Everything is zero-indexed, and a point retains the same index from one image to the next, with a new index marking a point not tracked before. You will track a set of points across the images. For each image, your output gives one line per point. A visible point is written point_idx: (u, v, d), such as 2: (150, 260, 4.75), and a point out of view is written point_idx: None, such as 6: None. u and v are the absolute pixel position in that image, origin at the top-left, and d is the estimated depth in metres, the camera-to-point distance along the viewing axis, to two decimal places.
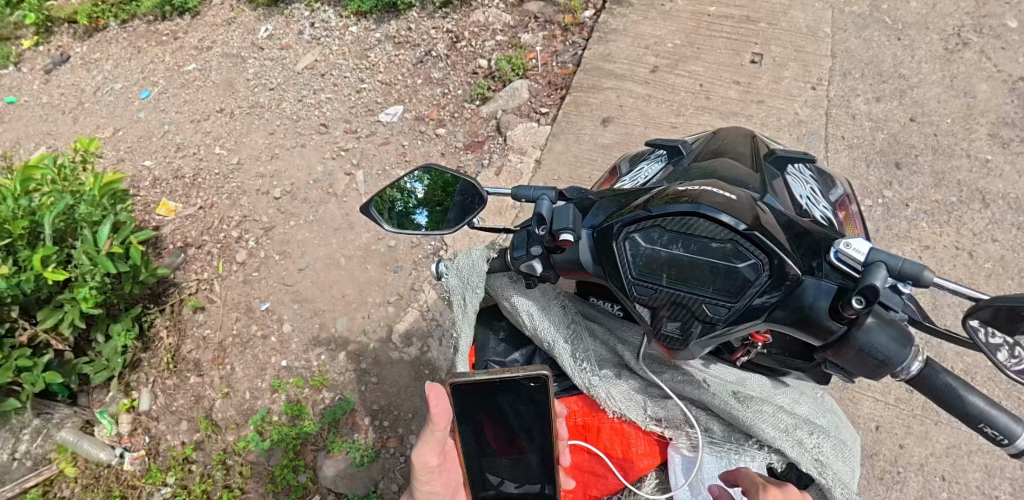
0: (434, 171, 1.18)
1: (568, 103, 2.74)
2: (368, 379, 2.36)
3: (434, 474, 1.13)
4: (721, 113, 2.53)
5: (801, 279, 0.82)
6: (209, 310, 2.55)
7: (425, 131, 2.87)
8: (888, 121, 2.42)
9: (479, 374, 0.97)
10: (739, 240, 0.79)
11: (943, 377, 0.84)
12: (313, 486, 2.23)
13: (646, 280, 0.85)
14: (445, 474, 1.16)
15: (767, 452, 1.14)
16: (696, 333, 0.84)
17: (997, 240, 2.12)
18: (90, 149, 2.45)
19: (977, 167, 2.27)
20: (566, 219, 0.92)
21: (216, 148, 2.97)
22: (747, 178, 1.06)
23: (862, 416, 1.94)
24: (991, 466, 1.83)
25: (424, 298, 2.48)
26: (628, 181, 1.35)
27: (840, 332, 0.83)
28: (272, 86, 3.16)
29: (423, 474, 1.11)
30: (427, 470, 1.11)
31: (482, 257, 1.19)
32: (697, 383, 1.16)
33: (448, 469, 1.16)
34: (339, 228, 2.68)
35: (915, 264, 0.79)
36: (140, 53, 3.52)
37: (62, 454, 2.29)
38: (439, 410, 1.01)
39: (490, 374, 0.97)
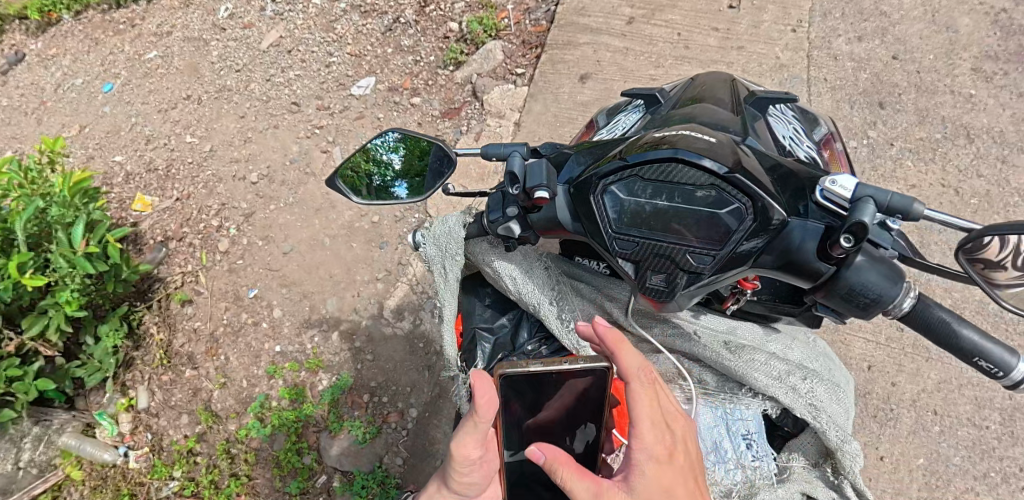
0: (409, 138, 1.13)
1: (544, 62, 2.66)
2: (364, 357, 2.35)
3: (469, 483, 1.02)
4: (701, 62, 2.47)
5: (787, 221, 0.80)
6: (197, 302, 2.51)
7: (400, 102, 2.78)
8: (870, 60, 2.37)
9: (533, 363, 0.97)
10: (720, 184, 0.78)
11: (936, 312, 0.83)
12: (319, 467, 2.24)
13: (627, 234, 0.82)
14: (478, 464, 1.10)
15: (762, 400, 1.13)
16: (682, 284, 0.81)
17: (982, 176, 2.11)
18: (57, 149, 2.32)
19: (961, 102, 2.23)
20: (540, 176, 0.88)
21: (187, 137, 2.83)
22: (728, 122, 1.02)
23: (855, 357, 1.96)
24: (981, 398, 1.86)
25: (412, 272, 2.45)
26: (606, 133, 1.32)
27: (828, 273, 0.81)
28: (239, 67, 2.96)
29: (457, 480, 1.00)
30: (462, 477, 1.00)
31: (459, 223, 1.16)
32: (687, 336, 1.15)
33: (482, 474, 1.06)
34: (321, 208, 2.61)
35: (904, 197, 0.77)
36: (99, 44, 3.19)
37: (67, 459, 2.28)
38: (485, 396, 0.90)
39: (545, 363, 0.96)
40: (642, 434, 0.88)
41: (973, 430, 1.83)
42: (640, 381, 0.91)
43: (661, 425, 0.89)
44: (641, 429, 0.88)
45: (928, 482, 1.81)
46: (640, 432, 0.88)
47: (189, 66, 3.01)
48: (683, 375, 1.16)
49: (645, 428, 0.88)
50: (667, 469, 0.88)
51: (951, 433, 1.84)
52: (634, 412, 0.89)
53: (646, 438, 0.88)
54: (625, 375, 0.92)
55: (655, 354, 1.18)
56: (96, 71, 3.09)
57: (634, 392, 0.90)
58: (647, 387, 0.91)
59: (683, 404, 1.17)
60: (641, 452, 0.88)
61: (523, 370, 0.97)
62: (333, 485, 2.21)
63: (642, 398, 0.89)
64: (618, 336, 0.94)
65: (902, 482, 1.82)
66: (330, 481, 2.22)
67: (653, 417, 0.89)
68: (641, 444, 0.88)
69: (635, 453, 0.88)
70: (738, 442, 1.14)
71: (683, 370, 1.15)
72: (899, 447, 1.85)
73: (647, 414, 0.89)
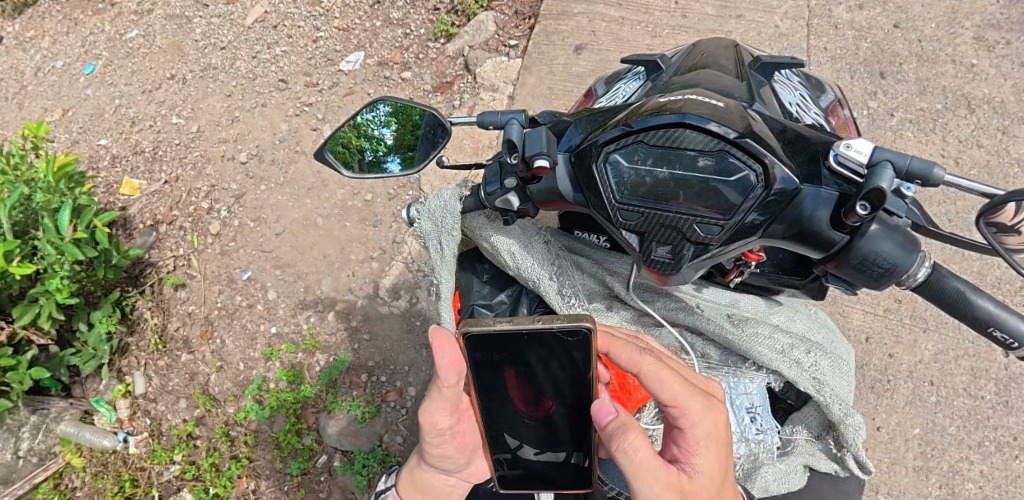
0: (402, 111, 1.08)
1: (538, 33, 2.58)
2: (361, 336, 2.33)
3: (446, 435, 1.11)
4: (699, 32, 2.40)
5: (799, 187, 0.77)
6: (190, 286, 2.47)
7: (390, 77, 2.71)
8: (871, 28, 2.31)
9: (500, 322, 0.88)
10: (729, 150, 0.75)
11: (951, 282, 0.82)
12: (319, 447, 2.23)
13: (631, 204, 0.79)
14: (459, 437, 1.14)
15: (766, 373, 1.12)
16: (688, 256, 0.78)
17: (982, 146, 2.08)
18: (40, 134, 2.23)
19: (962, 72, 2.18)
20: (539, 143, 0.84)
21: (173, 118, 2.75)
22: (732, 89, 0.98)
23: (853, 328, 1.95)
24: (977, 368, 1.85)
25: (407, 250, 2.41)
26: (605, 101, 1.28)
27: (841, 243, 0.79)
28: (223, 44, 2.87)
29: (434, 435, 1.09)
30: (438, 432, 1.09)
31: (455, 196, 1.11)
32: (691, 310, 1.13)
33: (461, 431, 1.14)
34: (312, 187, 2.55)
35: (924, 163, 0.74)
36: (78, 25, 3.07)
37: (66, 446, 2.27)
38: (449, 359, 0.94)
39: (513, 323, 0.88)
40: (688, 409, 0.93)
41: (969, 400, 1.83)
42: (654, 364, 0.95)
43: (699, 395, 0.95)
44: (683, 405, 0.94)
45: (924, 451, 1.82)
46: (684, 408, 0.93)
47: (172, 45, 2.91)
48: (686, 349, 1.14)
49: (687, 401, 0.94)
50: (720, 432, 0.94)
51: (947, 403, 1.84)
52: (667, 392, 0.94)
53: (693, 410, 0.94)
54: (637, 369, 0.96)
55: (658, 329, 1.16)
56: (76, 52, 2.99)
57: (658, 376, 0.94)
58: (665, 366, 0.95)
59: None
60: (694, 427, 0.93)
61: (489, 329, 0.88)
62: (333, 464, 2.21)
63: (667, 375, 0.94)
64: (606, 335, 0.99)
65: (898, 452, 1.83)
66: (330, 461, 2.21)
67: (687, 388, 0.94)
68: (692, 418, 0.93)
69: (689, 431, 0.93)
70: (743, 416, 1.11)
71: (686, 344, 1.14)
72: (896, 416, 1.86)
73: (682, 389, 0.94)
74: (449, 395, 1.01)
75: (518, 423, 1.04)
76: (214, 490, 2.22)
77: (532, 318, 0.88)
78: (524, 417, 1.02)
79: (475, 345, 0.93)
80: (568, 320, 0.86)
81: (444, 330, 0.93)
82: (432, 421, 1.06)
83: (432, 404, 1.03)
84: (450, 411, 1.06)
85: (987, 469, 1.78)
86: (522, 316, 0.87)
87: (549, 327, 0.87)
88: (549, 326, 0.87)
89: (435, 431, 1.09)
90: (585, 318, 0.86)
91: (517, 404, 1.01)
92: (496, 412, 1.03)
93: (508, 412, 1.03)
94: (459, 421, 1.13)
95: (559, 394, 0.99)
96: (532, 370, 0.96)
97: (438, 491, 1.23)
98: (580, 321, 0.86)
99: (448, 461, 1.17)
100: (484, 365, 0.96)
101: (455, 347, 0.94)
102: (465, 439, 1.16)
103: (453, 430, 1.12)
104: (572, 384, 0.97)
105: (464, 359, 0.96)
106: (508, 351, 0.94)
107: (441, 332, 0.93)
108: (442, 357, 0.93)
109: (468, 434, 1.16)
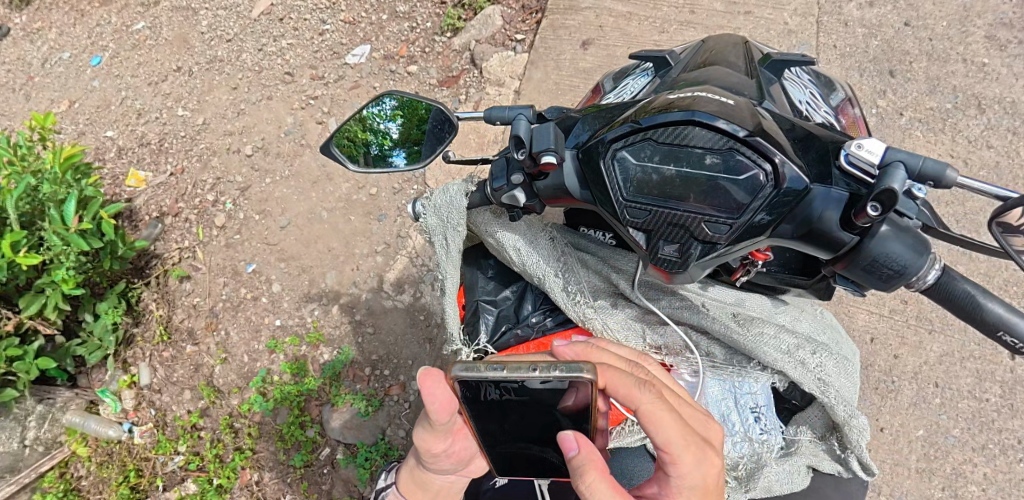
0: (407, 105, 1.07)
1: (544, 27, 2.57)
2: (365, 330, 2.33)
3: (442, 455, 1.11)
4: (707, 28, 2.38)
5: (810, 187, 0.76)
6: (195, 278, 2.48)
7: (396, 70, 2.70)
8: (881, 26, 2.28)
9: (492, 370, 0.85)
10: (738, 148, 0.74)
11: (961, 285, 0.81)
12: (322, 440, 2.24)
13: (639, 202, 0.78)
14: (456, 453, 1.13)
15: (771, 373, 1.11)
16: (696, 255, 0.78)
17: (992, 147, 2.06)
18: (46, 125, 2.23)
19: (973, 71, 2.16)
20: (547, 139, 0.84)
21: (179, 110, 2.75)
22: (741, 86, 0.97)
23: (858, 329, 1.94)
24: (982, 371, 1.84)
25: (411, 244, 2.41)
26: (613, 97, 1.27)
27: (851, 243, 0.78)
28: (229, 36, 2.86)
29: (429, 457, 1.10)
30: (433, 454, 1.10)
31: (460, 192, 1.10)
32: (696, 308, 1.12)
33: (457, 449, 1.13)
34: (317, 180, 2.55)
35: (937, 163, 0.73)
36: (84, 16, 3.08)
37: (72, 436, 2.29)
38: (439, 402, 0.93)
39: (506, 371, 0.85)
40: (679, 458, 0.86)
41: (973, 402, 1.82)
42: (653, 403, 0.88)
43: (695, 444, 0.87)
44: (676, 453, 0.86)
45: (927, 452, 1.81)
46: (676, 456, 0.86)
47: (178, 37, 2.91)
48: (691, 348, 1.12)
49: (679, 451, 0.86)
50: (709, 485, 0.88)
51: (951, 405, 1.83)
52: (661, 436, 0.86)
53: (684, 460, 0.86)
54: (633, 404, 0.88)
55: (662, 326, 1.14)
56: (83, 44, 2.99)
57: (654, 418, 0.87)
58: (663, 408, 0.88)
59: (690, 378, 1.14)
60: (682, 478, 0.87)
61: (481, 375, 0.86)
62: (336, 457, 2.22)
63: (666, 418, 0.87)
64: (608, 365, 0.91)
65: (901, 453, 1.82)
66: (333, 453, 2.22)
67: (683, 437, 0.87)
68: (681, 468, 0.86)
69: (674, 479, 0.87)
70: (747, 415, 1.12)
71: (692, 343, 1.12)
72: (900, 418, 1.85)
73: (677, 436, 0.86)
74: (441, 428, 1.02)
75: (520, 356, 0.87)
76: (218, 481, 2.23)
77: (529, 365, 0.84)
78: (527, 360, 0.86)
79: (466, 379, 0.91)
80: (567, 373, 0.83)
81: (436, 370, 0.93)
82: (426, 446, 1.07)
83: (426, 433, 1.05)
84: (445, 436, 1.06)
85: (990, 472, 1.77)
86: (518, 366, 0.83)
87: (547, 376, 0.84)
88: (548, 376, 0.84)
89: (430, 453, 1.10)
90: (586, 369, 0.83)
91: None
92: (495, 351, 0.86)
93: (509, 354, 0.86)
94: (453, 441, 1.11)
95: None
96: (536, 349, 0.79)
97: (438, 487, 1.23)
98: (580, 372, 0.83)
99: (446, 470, 1.17)
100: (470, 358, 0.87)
101: (447, 385, 0.93)
102: (462, 454, 1.14)
103: (448, 451, 1.11)
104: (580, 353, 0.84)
105: (457, 399, 0.95)
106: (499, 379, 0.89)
107: (433, 373, 0.92)
108: (432, 400, 0.93)
109: (465, 450, 1.14)
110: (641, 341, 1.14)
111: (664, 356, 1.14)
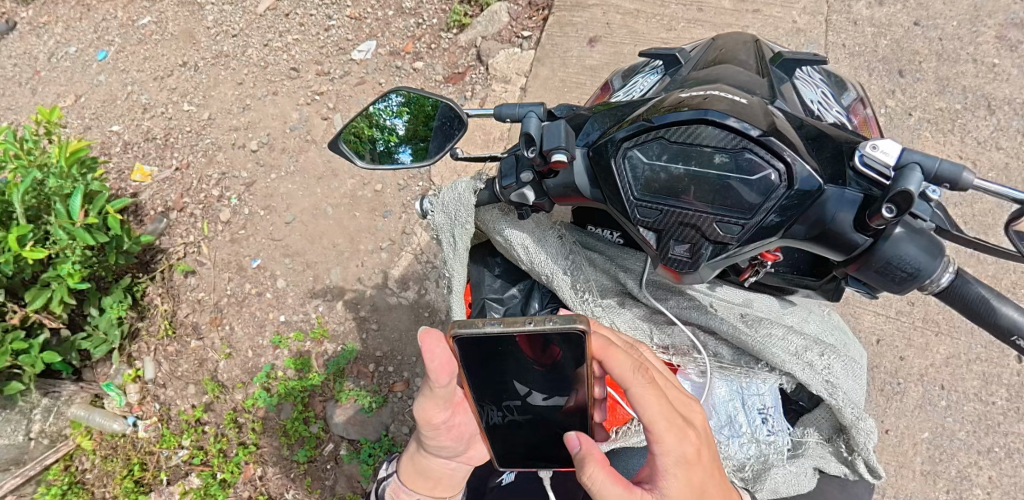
0: (414, 101, 1.07)
1: (551, 24, 2.55)
2: (369, 326, 2.33)
3: (440, 429, 1.11)
4: (715, 26, 2.36)
5: (823, 188, 0.75)
6: (200, 273, 2.48)
7: (402, 66, 2.69)
8: (891, 25, 2.26)
9: (490, 324, 0.87)
10: (752, 147, 0.74)
11: (975, 288, 0.80)
12: (325, 435, 2.24)
13: (649, 202, 0.78)
14: (456, 428, 1.13)
15: (779, 375, 1.10)
16: (706, 255, 0.77)
17: (1001, 148, 2.05)
18: (53, 120, 2.23)
19: (983, 72, 2.14)
20: (558, 137, 0.83)
21: (184, 105, 2.75)
22: (753, 85, 0.96)
23: (864, 330, 1.92)
24: (989, 374, 1.83)
25: (417, 241, 2.40)
26: (622, 95, 1.27)
27: (863, 246, 0.78)
28: (235, 32, 2.86)
29: (428, 430, 1.09)
30: (432, 426, 1.09)
31: (469, 188, 1.10)
32: (703, 309, 1.11)
33: (456, 424, 1.13)
34: (323, 176, 2.54)
35: (954, 165, 0.72)
36: (91, 10, 3.07)
37: (77, 429, 2.30)
38: (438, 360, 0.93)
39: (503, 326, 0.87)
40: (661, 436, 0.86)
41: (979, 405, 1.81)
42: (642, 386, 0.88)
43: (678, 424, 0.87)
44: (658, 431, 0.86)
45: (932, 455, 1.81)
46: (658, 434, 0.86)
47: (184, 32, 2.90)
48: (698, 349, 1.11)
49: (661, 429, 0.85)
50: (694, 463, 0.86)
51: (957, 408, 1.82)
52: (645, 416, 0.86)
53: (667, 438, 0.86)
54: (623, 383, 0.89)
55: (670, 327, 1.13)
56: (89, 38, 2.99)
57: (640, 397, 0.87)
58: (649, 386, 0.88)
59: (698, 378, 1.13)
60: (666, 455, 0.86)
61: (480, 331, 0.88)
62: (339, 453, 2.22)
63: (651, 397, 0.86)
64: (605, 342, 0.91)
65: (906, 455, 1.82)
66: (337, 450, 2.23)
67: (668, 415, 0.86)
68: (663, 445, 0.85)
69: (659, 457, 0.86)
70: (754, 417, 1.12)
71: (699, 343, 1.11)
72: (905, 420, 1.84)
73: (661, 414, 0.86)
74: (440, 394, 1.01)
75: (527, 370, 0.97)
76: (221, 476, 2.24)
77: (523, 320, 0.87)
78: (532, 365, 0.96)
79: (465, 342, 0.93)
80: (562, 322, 0.85)
81: (434, 330, 0.92)
82: (426, 415, 1.07)
83: (426, 401, 1.04)
84: (445, 406, 1.06)
85: (995, 476, 1.76)
86: (513, 319, 0.86)
87: (541, 329, 0.87)
88: (542, 329, 0.86)
89: (429, 425, 1.09)
90: (579, 320, 0.85)
91: (524, 353, 0.94)
92: (502, 362, 0.97)
93: (514, 365, 0.96)
94: (453, 414, 1.12)
95: (568, 341, 0.90)
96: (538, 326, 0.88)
97: (439, 474, 1.21)
98: (574, 323, 0.85)
99: (445, 450, 1.16)
100: (474, 355, 0.95)
101: (445, 344, 0.93)
102: (462, 430, 1.15)
103: (448, 423, 1.11)
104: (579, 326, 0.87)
105: (455, 359, 0.95)
106: (496, 348, 0.94)
107: (430, 333, 0.92)
108: (431, 359, 0.93)
109: (465, 426, 1.14)
110: (648, 340, 1.14)
111: (671, 356, 1.13)
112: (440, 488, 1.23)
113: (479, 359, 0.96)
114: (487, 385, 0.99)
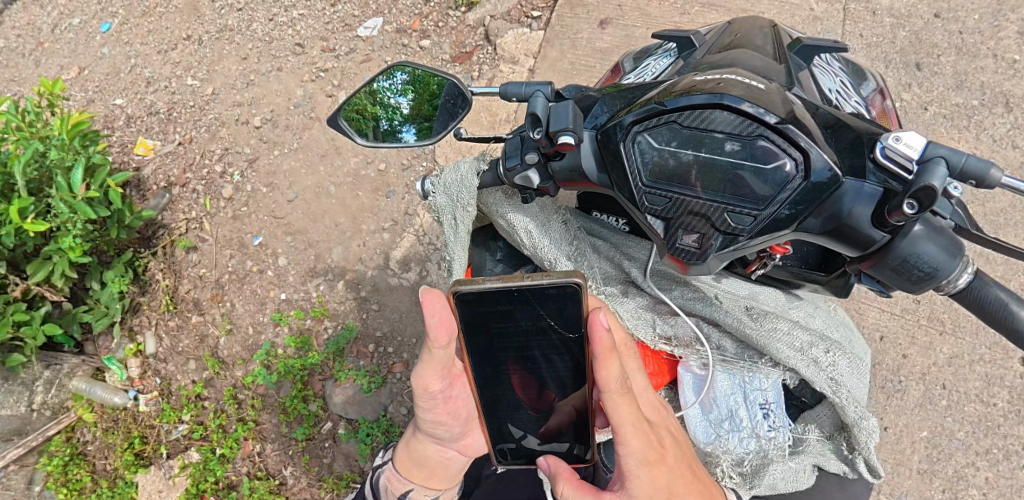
0: (420, 80, 1.04)
1: (563, 5, 2.50)
2: (370, 306, 2.32)
3: (437, 400, 1.10)
4: (731, 11, 2.30)
5: (841, 181, 0.73)
6: (201, 249, 2.46)
7: (408, 45, 2.64)
8: (911, 16, 2.19)
9: (490, 279, 0.87)
10: (769, 134, 0.71)
11: (993, 291, 0.78)
12: (324, 414, 2.25)
13: (658, 188, 0.75)
14: (451, 402, 1.13)
15: (783, 370, 1.08)
16: (715, 247, 0.75)
17: (1018, 147, 1.99)
18: (55, 92, 2.20)
19: (1003, 67, 2.07)
20: (566, 118, 0.80)
21: (188, 79, 2.72)
22: (768, 71, 0.92)
23: (867, 326, 1.90)
24: (992, 375, 1.80)
25: (419, 223, 2.37)
26: (633, 77, 1.23)
27: (881, 242, 0.75)
28: (239, 5, 2.78)
29: (425, 398, 1.08)
30: (429, 396, 1.08)
31: (471, 170, 1.07)
32: (708, 301, 1.10)
33: (453, 397, 1.12)
34: (326, 153, 2.50)
35: (980, 161, 0.69)
36: None
37: (78, 402, 2.33)
38: (439, 317, 0.92)
39: (503, 280, 0.87)
40: (627, 439, 0.89)
41: (981, 406, 1.79)
42: (619, 390, 0.88)
43: (644, 428, 0.90)
44: (624, 434, 0.89)
45: (930, 454, 1.80)
46: (623, 437, 0.89)
47: (188, 5, 2.84)
48: (702, 341, 1.08)
49: (628, 433, 0.88)
50: (656, 464, 0.90)
51: (957, 408, 1.80)
52: (615, 420, 0.88)
53: (631, 440, 0.89)
54: (602, 387, 0.88)
55: (674, 317, 1.10)
56: (93, 10, 2.93)
57: (613, 403, 0.88)
58: (623, 394, 0.88)
59: (699, 370, 1.10)
60: (630, 456, 0.89)
61: (479, 287, 0.88)
62: (338, 431, 2.23)
63: (624, 402, 0.88)
64: (609, 345, 0.87)
65: (904, 454, 1.81)
66: (336, 428, 2.23)
67: (635, 420, 0.89)
68: (627, 447, 0.89)
69: (623, 458, 0.90)
70: (755, 412, 1.09)
71: (703, 335, 1.08)
72: (905, 418, 1.83)
73: (629, 419, 0.88)
74: (439, 357, 1.00)
75: (519, 413, 1.06)
76: (221, 451, 2.26)
77: (522, 275, 0.88)
78: (527, 407, 1.05)
79: (468, 303, 0.92)
80: (559, 276, 0.85)
81: (434, 288, 0.91)
82: (424, 383, 1.05)
83: (425, 367, 1.02)
84: (443, 374, 1.05)
85: (992, 477, 1.75)
86: (511, 274, 0.87)
87: (538, 284, 0.87)
88: (538, 284, 0.87)
89: (426, 394, 1.07)
90: (575, 274, 0.85)
91: (519, 394, 1.04)
92: (497, 390, 1.04)
93: (506, 393, 1.04)
94: (451, 386, 1.11)
95: (561, 385, 1.02)
96: (535, 358, 0.98)
97: (436, 463, 1.20)
98: (569, 276, 0.86)
99: (442, 428, 1.15)
100: (476, 324, 0.95)
101: (445, 303, 0.91)
102: (457, 406, 1.15)
103: (445, 395, 1.11)
104: (571, 365, 0.99)
105: (455, 319, 0.94)
106: (494, 338, 0.96)
107: (431, 291, 0.91)
108: (432, 315, 0.92)
109: (460, 400, 1.15)
110: (650, 330, 1.10)
111: (674, 348, 1.09)
112: (435, 480, 1.22)
113: (481, 329, 0.95)
114: (486, 357, 0.99)
